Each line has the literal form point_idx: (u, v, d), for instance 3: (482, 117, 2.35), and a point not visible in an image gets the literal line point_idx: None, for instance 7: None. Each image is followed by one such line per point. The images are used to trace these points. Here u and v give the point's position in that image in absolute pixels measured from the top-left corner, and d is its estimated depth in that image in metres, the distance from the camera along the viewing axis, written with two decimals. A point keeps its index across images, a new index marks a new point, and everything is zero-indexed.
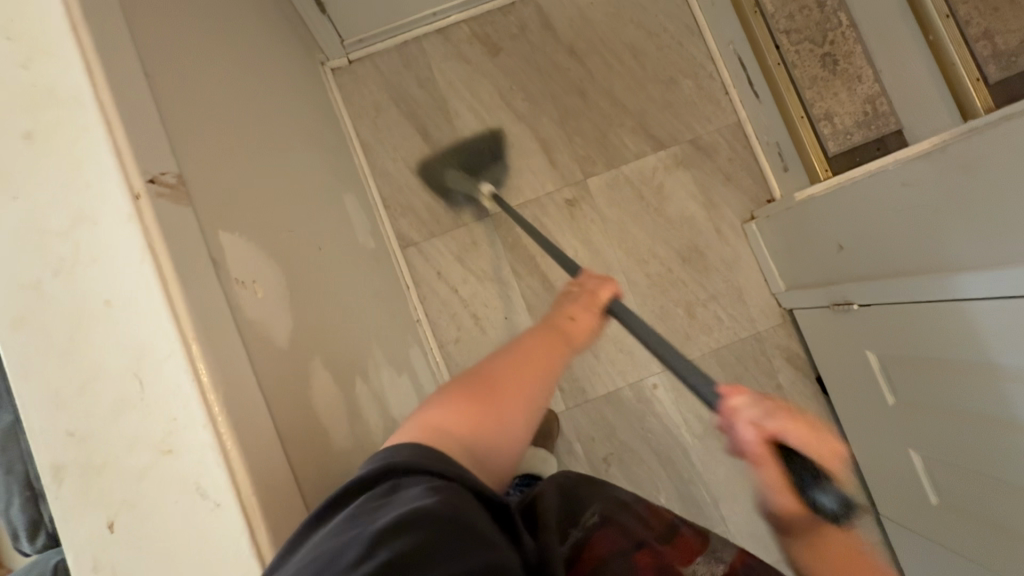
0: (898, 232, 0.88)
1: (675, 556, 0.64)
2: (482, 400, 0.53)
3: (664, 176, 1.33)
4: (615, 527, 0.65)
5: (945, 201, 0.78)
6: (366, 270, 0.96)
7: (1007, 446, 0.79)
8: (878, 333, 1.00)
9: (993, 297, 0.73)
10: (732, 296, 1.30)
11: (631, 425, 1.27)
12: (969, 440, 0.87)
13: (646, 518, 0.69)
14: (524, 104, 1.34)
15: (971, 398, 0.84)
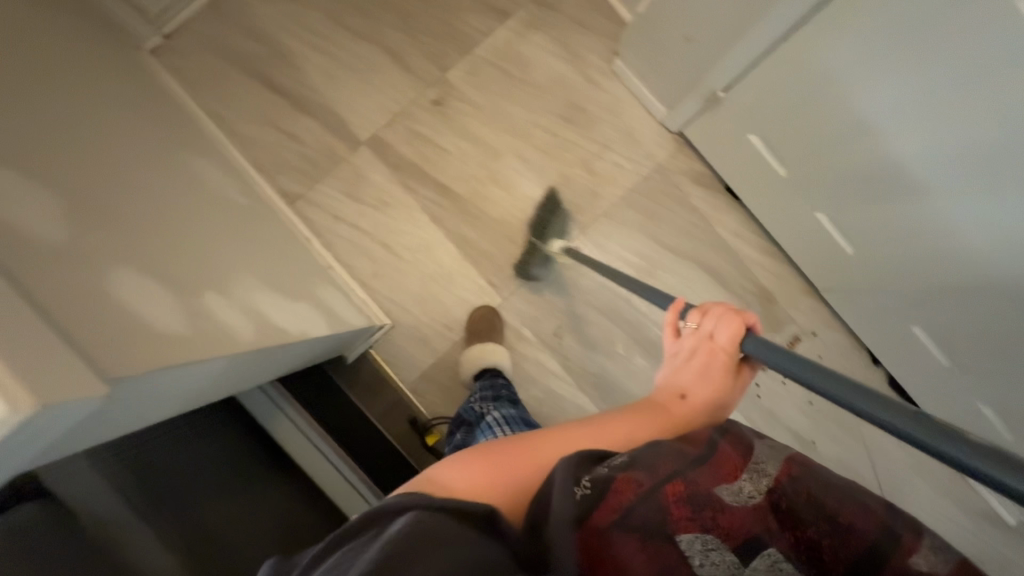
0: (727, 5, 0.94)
1: (710, 476, 0.46)
2: (498, 456, 0.52)
3: (518, 44, 1.31)
4: (636, 458, 0.47)
5: None
6: (233, 217, 0.95)
7: (887, 155, 0.87)
8: (751, 117, 1.04)
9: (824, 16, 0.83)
10: (624, 139, 1.30)
11: (569, 295, 1.28)
12: (857, 175, 0.94)
13: (675, 442, 0.49)
14: (359, 20, 1.30)
15: (843, 134, 0.91)
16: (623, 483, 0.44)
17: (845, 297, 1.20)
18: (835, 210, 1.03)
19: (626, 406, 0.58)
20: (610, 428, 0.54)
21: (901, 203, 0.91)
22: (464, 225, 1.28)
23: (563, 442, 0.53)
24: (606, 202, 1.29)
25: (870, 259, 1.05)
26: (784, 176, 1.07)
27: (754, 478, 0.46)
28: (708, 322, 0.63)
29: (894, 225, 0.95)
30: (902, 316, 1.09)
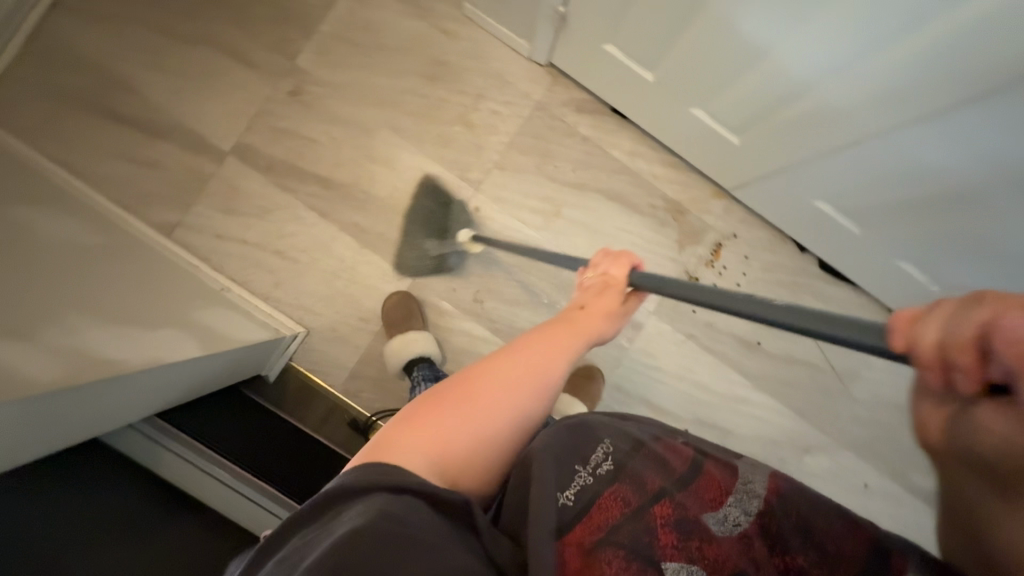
0: None
1: (697, 500, 0.57)
2: (458, 408, 0.56)
3: (363, 11, 1.23)
4: (625, 478, 0.59)
5: None
6: (96, 256, 0.89)
7: (731, 28, 0.81)
8: (598, 24, 0.97)
9: None
10: (497, 84, 1.25)
11: (480, 257, 1.25)
12: (712, 57, 0.88)
13: (668, 460, 0.62)
14: (191, 25, 1.22)
15: (685, 15, 0.84)
16: (610, 501, 0.56)
17: (749, 189, 1.16)
18: (708, 98, 0.97)
19: (540, 343, 0.65)
20: (524, 373, 0.61)
21: (762, 72, 0.85)
22: (355, 212, 1.23)
23: (494, 382, 0.59)
24: (493, 153, 1.25)
25: (756, 143, 1.01)
26: (650, 80, 1.02)
27: (743, 503, 0.56)
28: (607, 266, 0.79)
29: (765, 101, 0.90)
30: (804, 192, 1.05)
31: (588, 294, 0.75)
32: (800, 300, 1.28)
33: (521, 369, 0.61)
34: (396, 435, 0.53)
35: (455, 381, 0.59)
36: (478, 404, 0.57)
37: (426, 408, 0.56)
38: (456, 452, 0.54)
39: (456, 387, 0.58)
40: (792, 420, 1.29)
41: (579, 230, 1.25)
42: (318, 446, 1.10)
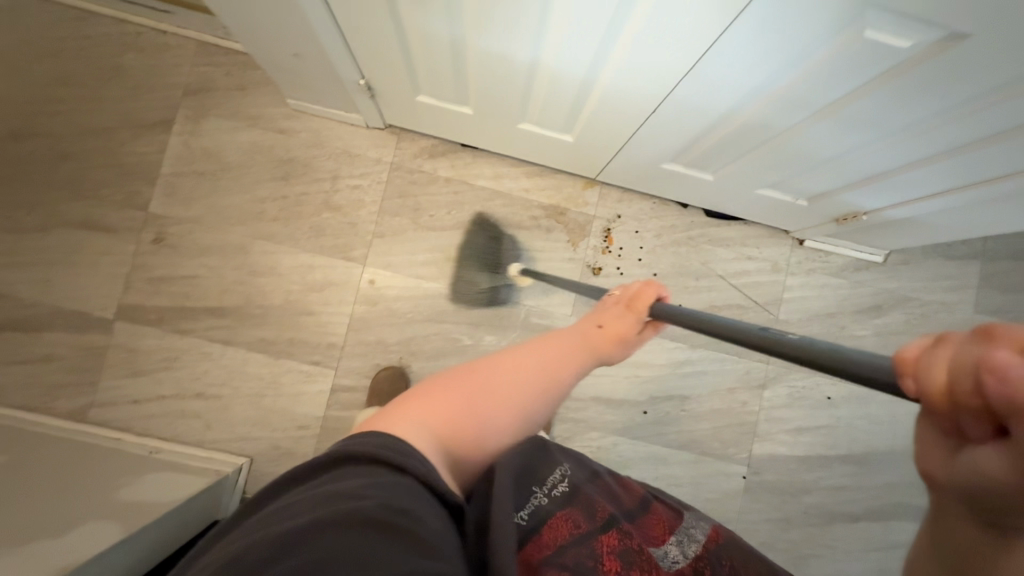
0: (270, 15, 0.85)
1: (645, 536, 0.66)
2: (467, 394, 0.54)
3: (197, 141, 1.26)
4: (578, 504, 0.66)
5: None
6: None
7: (497, 55, 0.83)
8: (397, 83, 1.00)
9: None
10: (348, 161, 1.27)
11: (392, 325, 1.26)
12: (500, 81, 0.90)
13: (620, 497, 0.73)
14: (36, 212, 1.22)
15: (455, 56, 0.86)
16: (561, 522, 0.63)
17: (608, 172, 1.19)
18: (525, 111, 1.00)
19: (554, 350, 0.60)
20: (534, 373, 0.57)
21: (547, 81, 0.87)
22: (259, 328, 1.24)
23: (506, 375, 0.56)
24: (368, 224, 1.27)
25: (586, 135, 1.03)
26: (469, 112, 1.05)
27: (683, 542, 0.66)
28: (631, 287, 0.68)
29: (568, 102, 0.92)
30: (652, 161, 1.08)
31: (603, 310, 0.67)
32: (701, 251, 1.32)
33: (525, 364, 0.58)
34: (402, 410, 0.52)
35: (464, 374, 0.57)
36: (477, 399, 0.54)
37: (434, 389, 0.55)
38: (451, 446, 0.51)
39: (465, 379, 0.56)
40: (735, 363, 1.33)
41: (473, 264, 1.27)
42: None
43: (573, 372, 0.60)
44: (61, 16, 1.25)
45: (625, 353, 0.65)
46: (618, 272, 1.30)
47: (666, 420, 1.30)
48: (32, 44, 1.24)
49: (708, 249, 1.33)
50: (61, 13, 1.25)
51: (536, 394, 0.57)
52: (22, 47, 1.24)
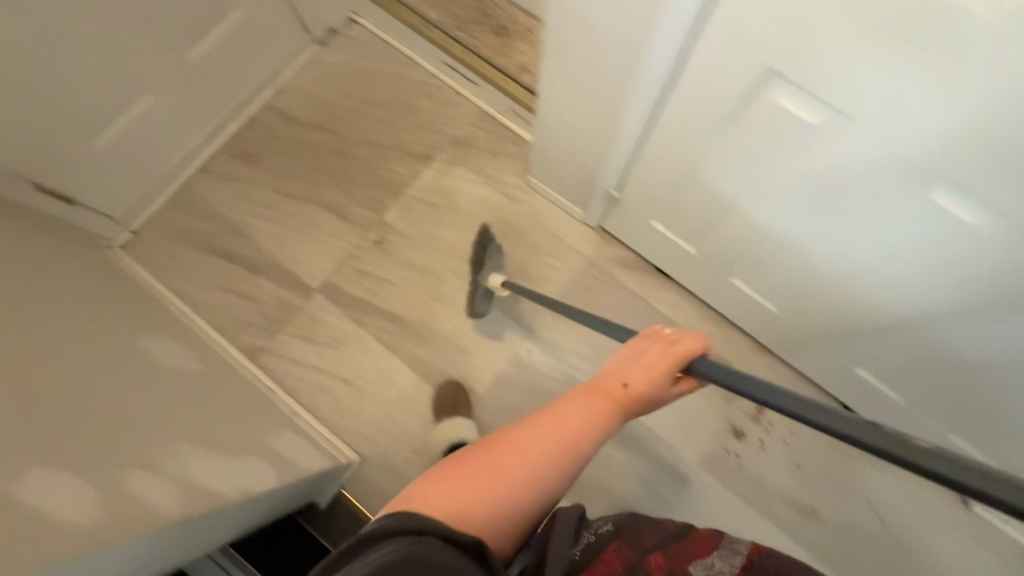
0: (584, 127, 1.01)
1: (696, 550, 0.75)
2: (483, 467, 0.55)
3: (442, 180, 1.46)
4: (622, 537, 0.84)
5: (582, 84, 0.91)
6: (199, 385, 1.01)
7: (762, 228, 0.92)
8: (645, 206, 1.13)
9: (661, 125, 0.87)
10: (552, 242, 1.41)
11: (530, 395, 1.32)
12: (748, 244, 0.99)
13: (670, 531, 0.87)
14: (301, 184, 1.47)
15: (721, 212, 0.97)
16: (612, 557, 0.76)
17: (786, 347, 1.22)
18: (746, 272, 1.08)
19: (571, 413, 0.61)
20: (557, 453, 0.58)
21: (792, 263, 0.95)
22: (418, 348, 1.35)
23: (527, 443, 0.58)
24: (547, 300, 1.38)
25: (791, 314, 1.09)
26: (692, 251, 1.15)
27: (731, 559, 0.72)
28: (652, 336, 0.69)
29: (799, 285, 0.99)
30: (843, 359, 1.10)
31: (636, 356, 0.65)
32: (851, 463, 1.26)
33: (543, 431, 0.59)
34: (435, 481, 0.54)
35: (482, 446, 0.59)
36: (501, 473, 0.55)
37: (457, 461, 0.57)
38: (479, 519, 0.52)
39: (491, 447, 0.58)
40: None
41: None
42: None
43: (576, 408, 0.62)
44: (391, 55, 1.56)
45: (651, 409, 0.65)
46: (759, 443, 1.27)
47: None
48: (361, 68, 1.55)
49: (858, 464, 1.26)
50: (392, 53, 1.56)
51: (551, 468, 0.57)
52: (354, 67, 1.55)
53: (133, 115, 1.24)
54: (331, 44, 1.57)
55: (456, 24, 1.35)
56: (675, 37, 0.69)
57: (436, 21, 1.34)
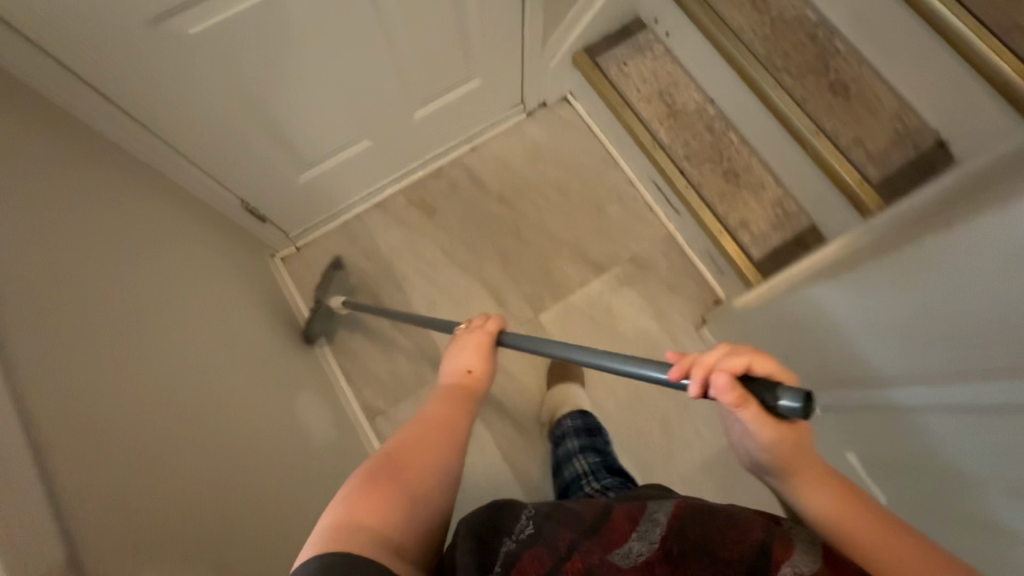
0: (836, 343, 0.89)
1: (598, 544, 0.58)
2: (384, 477, 0.59)
3: (610, 297, 1.37)
4: (541, 542, 0.57)
5: (874, 318, 0.79)
6: (321, 481, 0.94)
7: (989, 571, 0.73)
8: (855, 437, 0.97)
9: (935, 406, 0.72)
10: (705, 404, 1.30)
11: None
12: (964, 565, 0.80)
13: (580, 513, 0.63)
14: (468, 253, 1.41)
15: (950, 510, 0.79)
16: (527, 562, 0.55)
17: None
18: None
19: (434, 407, 0.71)
20: (432, 439, 0.66)
21: None
22: (533, 468, 1.26)
23: (417, 453, 0.63)
24: (682, 465, 1.25)
25: None
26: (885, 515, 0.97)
27: (647, 535, 0.57)
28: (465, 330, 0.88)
29: None
30: None
31: (461, 346, 0.83)
32: None
33: (421, 439, 0.65)
34: (355, 498, 0.56)
35: (355, 480, 0.59)
36: (385, 476, 0.59)
37: (360, 484, 0.58)
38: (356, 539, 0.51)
39: (370, 474, 0.60)
40: None
41: None
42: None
43: (458, 416, 0.71)
44: (596, 147, 1.48)
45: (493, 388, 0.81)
46: None
47: None
48: (562, 150, 1.48)
49: None
50: (598, 145, 1.48)
51: (446, 456, 0.65)
52: (556, 149, 1.49)
53: (345, 156, 1.21)
54: (540, 118, 1.51)
55: (686, 154, 1.26)
56: None
57: (666, 144, 1.26)
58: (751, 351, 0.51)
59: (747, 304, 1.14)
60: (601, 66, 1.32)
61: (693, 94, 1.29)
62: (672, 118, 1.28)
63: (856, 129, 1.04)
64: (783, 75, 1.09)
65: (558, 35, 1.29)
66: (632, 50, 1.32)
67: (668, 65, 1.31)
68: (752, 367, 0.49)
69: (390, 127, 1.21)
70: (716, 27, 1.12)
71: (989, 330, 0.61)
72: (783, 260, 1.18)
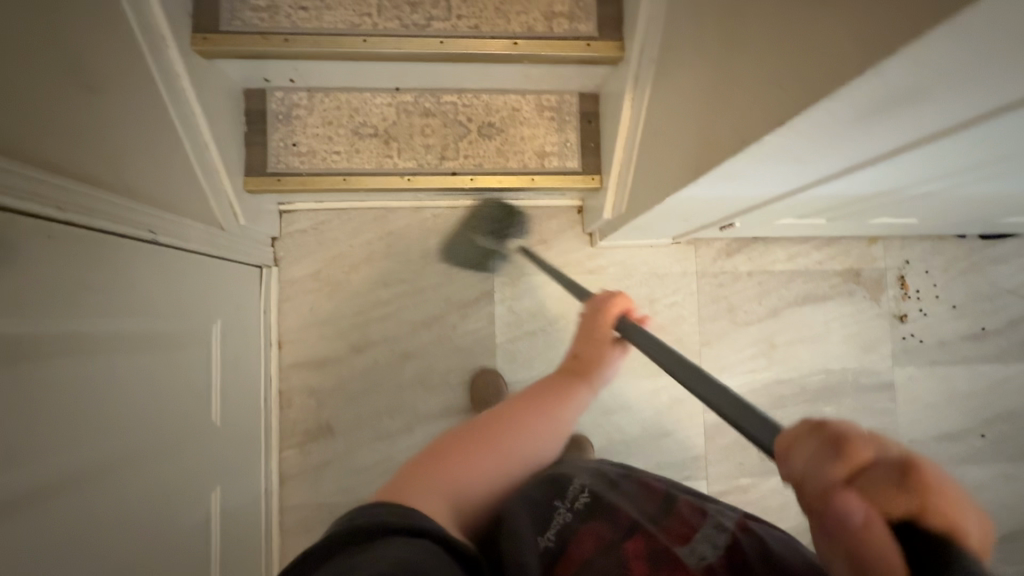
0: (725, 204, 0.90)
1: (669, 538, 0.58)
2: (485, 443, 0.58)
3: (520, 303, 1.29)
4: (602, 515, 0.61)
5: (753, 183, 0.74)
6: None
7: (887, 200, 0.92)
8: (769, 216, 1.03)
9: (843, 182, 0.74)
10: (657, 282, 1.33)
11: (740, 421, 1.32)
12: (876, 204, 0.96)
13: (642, 496, 0.66)
14: (398, 414, 1.24)
15: (861, 202, 0.93)
16: (586, 536, 0.58)
17: (909, 225, 1.21)
18: (869, 215, 1.07)
19: (560, 397, 0.67)
20: (558, 414, 0.65)
21: (910, 203, 0.95)
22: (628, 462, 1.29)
23: (524, 435, 0.61)
24: (692, 333, 1.33)
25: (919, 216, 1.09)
26: (820, 219, 1.10)
27: (712, 539, 0.57)
28: (585, 323, 0.77)
29: (940, 204, 0.96)
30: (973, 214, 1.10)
31: (592, 333, 0.75)
32: (986, 272, 1.42)
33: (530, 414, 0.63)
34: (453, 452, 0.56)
35: (508, 421, 0.61)
36: (522, 430, 0.61)
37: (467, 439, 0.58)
38: (483, 489, 0.56)
39: (483, 431, 0.59)
40: None
41: (796, 347, 1.36)
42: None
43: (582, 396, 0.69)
44: (359, 218, 1.26)
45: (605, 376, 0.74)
46: (922, 314, 1.40)
47: (1004, 438, 1.39)
48: (343, 255, 1.26)
49: (986, 268, 1.42)
50: (359, 216, 1.26)
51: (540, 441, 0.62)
52: (336, 260, 1.26)
53: (215, 531, 0.92)
54: (288, 254, 1.24)
55: (438, 156, 1.10)
56: (915, 147, 0.54)
57: (415, 167, 1.09)
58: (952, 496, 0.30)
59: (614, 209, 1.11)
60: (283, 171, 1.07)
61: (377, 100, 1.08)
62: (391, 141, 1.09)
63: (535, 10, 0.94)
64: (434, 23, 0.91)
65: (217, 199, 0.97)
66: (284, 125, 1.07)
67: (326, 101, 1.07)
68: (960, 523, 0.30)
69: (220, 455, 0.95)
70: (333, 48, 0.88)
71: (853, 147, 0.56)
72: (595, 144, 1.12)
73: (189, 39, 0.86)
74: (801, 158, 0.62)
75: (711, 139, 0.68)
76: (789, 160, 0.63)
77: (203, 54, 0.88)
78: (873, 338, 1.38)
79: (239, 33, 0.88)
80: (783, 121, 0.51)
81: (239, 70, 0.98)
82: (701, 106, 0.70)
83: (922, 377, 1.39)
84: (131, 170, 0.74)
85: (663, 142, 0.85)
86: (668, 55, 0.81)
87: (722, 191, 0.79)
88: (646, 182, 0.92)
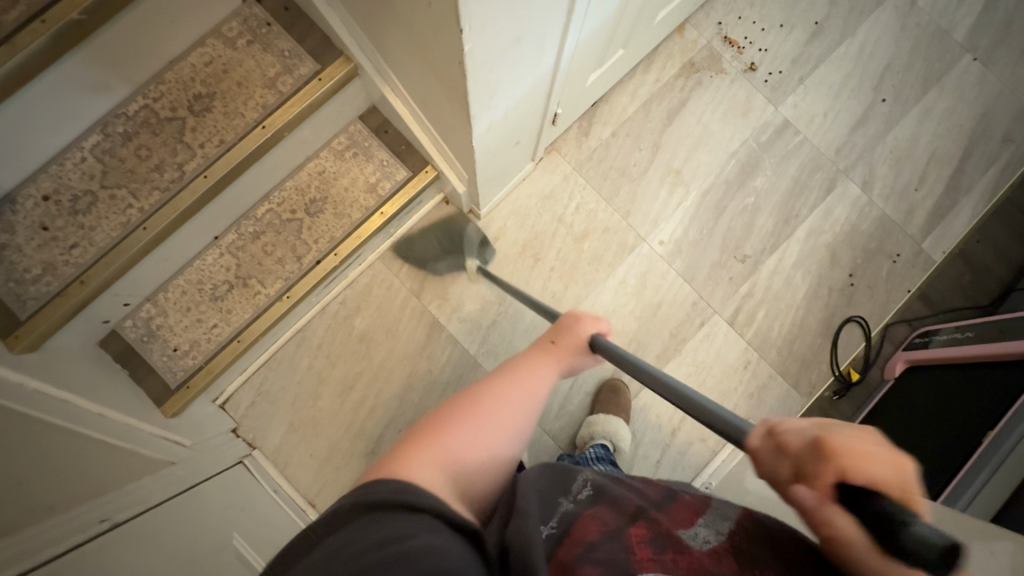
0: (525, 108, 0.92)
1: (672, 522, 0.50)
2: (466, 424, 0.53)
3: (464, 309, 1.30)
4: (603, 504, 0.53)
5: (516, 80, 0.76)
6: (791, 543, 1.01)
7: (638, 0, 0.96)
8: (573, 85, 1.06)
9: (579, 20, 0.76)
10: (550, 201, 1.35)
11: (700, 247, 1.36)
12: (637, 9, 1.00)
13: (645, 489, 0.59)
14: None
15: (622, 17, 0.97)
16: (589, 521, 0.50)
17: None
18: (645, 19, 1.10)
19: (528, 371, 0.62)
20: (530, 391, 0.59)
21: None
22: (647, 351, 1.32)
23: (498, 420, 0.55)
24: (609, 215, 1.36)
25: None
26: (614, 53, 1.13)
27: (720, 522, 0.50)
28: (553, 327, 0.72)
29: None
30: None
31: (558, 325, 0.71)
32: None
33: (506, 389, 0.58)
34: (432, 435, 0.50)
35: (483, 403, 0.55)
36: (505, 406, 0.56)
37: (444, 423, 0.52)
38: (469, 469, 0.49)
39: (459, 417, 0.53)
40: (881, 11, 1.46)
41: (694, 157, 1.39)
42: (925, 368, 1.23)
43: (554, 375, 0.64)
44: (286, 357, 1.26)
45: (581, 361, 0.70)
46: (763, 52, 1.44)
47: (900, 88, 1.44)
48: (299, 394, 1.25)
49: None
50: (284, 355, 1.26)
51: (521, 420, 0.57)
52: (298, 404, 1.25)
53: None
54: (257, 432, 1.24)
55: (294, 259, 1.09)
56: None
57: (284, 283, 1.09)
58: (861, 453, 0.38)
59: (461, 181, 1.11)
60: (186, 377, 1.05)
61: (209, 258, 1.08)
62: (248, 279, 1.08)
63: (255, 88, 0.94)
64: (187, 167, 0.91)
65: (149, 444, 0.96)
66: (154, 341, 1.05)
67: (170, 295, 1.06)
68: (874, 472, 0.37)
69: None
70: (127, 254, 0.88)
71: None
72: (405, 144, 1.12)
73: (5, 346, 0.79)
74: (517, 35, 0.63)
75: (447, 79, 0.69)
76: (511, 45, 0.65)
77: (30, 347, 0.82)
78: (744, 100, 1.42)
79: (37, 311, 0.84)
80: (461, 24, 0.52)
81: (76, 335, 0.95)
82: (422, 61, 0.72)
83: (805, 97, 1.43)
84: (59, 487, 0.73)
85: (433, 109, 0.86)
86: (375, 40, 0.83)
87: (503, 105, 0.81)
88: (455, 146, 0.94)
